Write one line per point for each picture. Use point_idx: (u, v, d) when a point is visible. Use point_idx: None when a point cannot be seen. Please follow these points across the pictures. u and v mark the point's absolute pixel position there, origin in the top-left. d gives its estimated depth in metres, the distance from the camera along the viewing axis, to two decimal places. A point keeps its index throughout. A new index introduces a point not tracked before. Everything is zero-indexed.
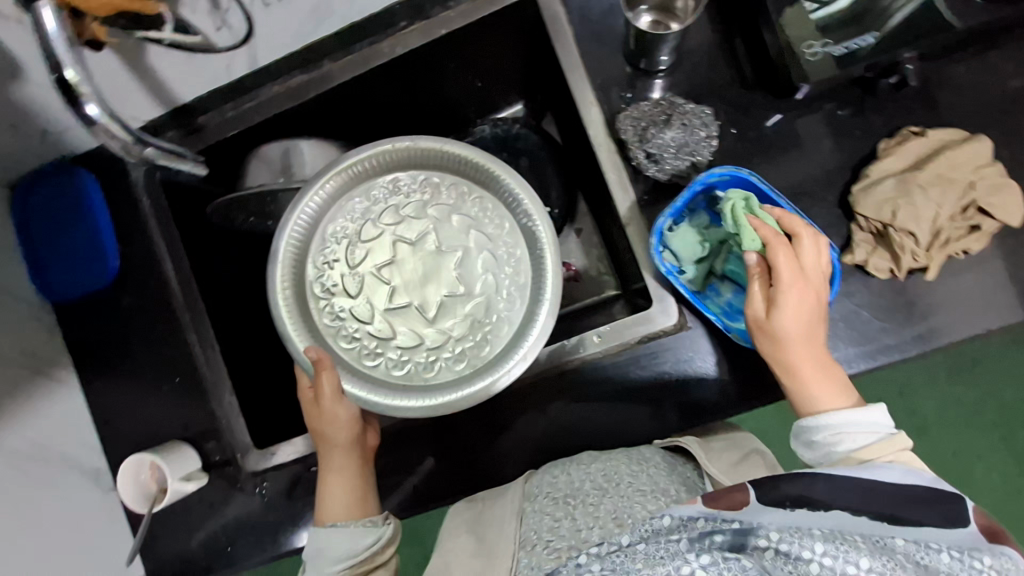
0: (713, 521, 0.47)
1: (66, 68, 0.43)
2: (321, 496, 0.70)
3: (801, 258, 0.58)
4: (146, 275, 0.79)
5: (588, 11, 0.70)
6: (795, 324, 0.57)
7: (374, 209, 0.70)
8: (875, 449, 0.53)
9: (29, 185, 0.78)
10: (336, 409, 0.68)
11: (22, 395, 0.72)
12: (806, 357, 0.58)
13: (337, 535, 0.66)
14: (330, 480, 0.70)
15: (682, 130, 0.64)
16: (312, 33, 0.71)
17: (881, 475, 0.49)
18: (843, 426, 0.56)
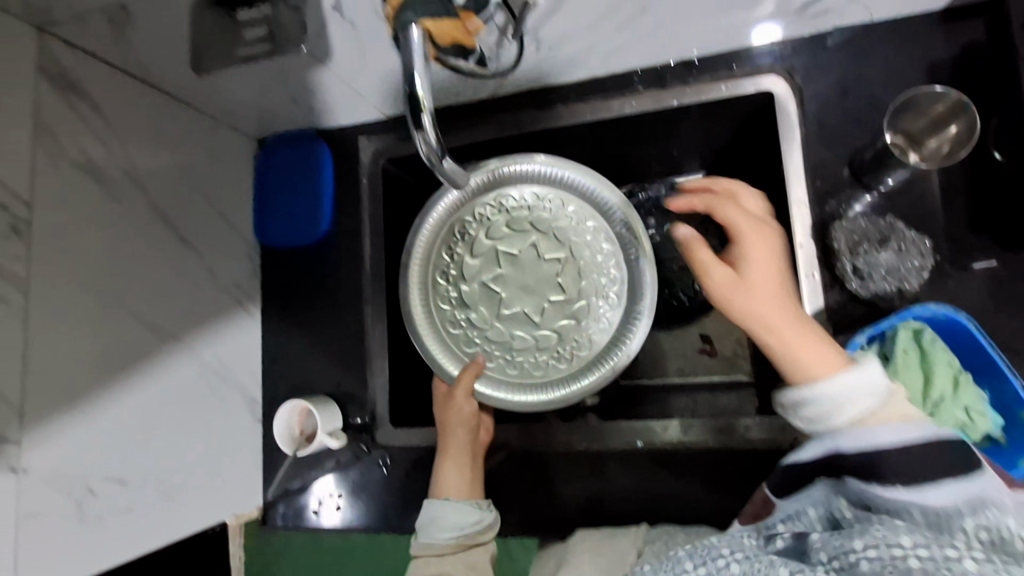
0: (773, 522, 0.51)
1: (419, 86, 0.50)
2: (437, 475, 0.75)
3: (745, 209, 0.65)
4: (346, 245, 0.89)
5: (822, 118, 0.72)
6: (760, 295, 0.56)
7: (498, 224, 0.74)
8: (862, 399, 0.50)
9: (281, 144, 0.90)
10: (463, 404, 0.74)
11: (223, 320, 0.83)
12: (783, 312, 0.55)
13: (448, 509, 0.72)
14: (447, 464, 0.75)
15: (896, 255, 0.64)
16: (559, 77, 0.77)
17: (900, 435, 0.48)
18: (839, 396, 0.50)
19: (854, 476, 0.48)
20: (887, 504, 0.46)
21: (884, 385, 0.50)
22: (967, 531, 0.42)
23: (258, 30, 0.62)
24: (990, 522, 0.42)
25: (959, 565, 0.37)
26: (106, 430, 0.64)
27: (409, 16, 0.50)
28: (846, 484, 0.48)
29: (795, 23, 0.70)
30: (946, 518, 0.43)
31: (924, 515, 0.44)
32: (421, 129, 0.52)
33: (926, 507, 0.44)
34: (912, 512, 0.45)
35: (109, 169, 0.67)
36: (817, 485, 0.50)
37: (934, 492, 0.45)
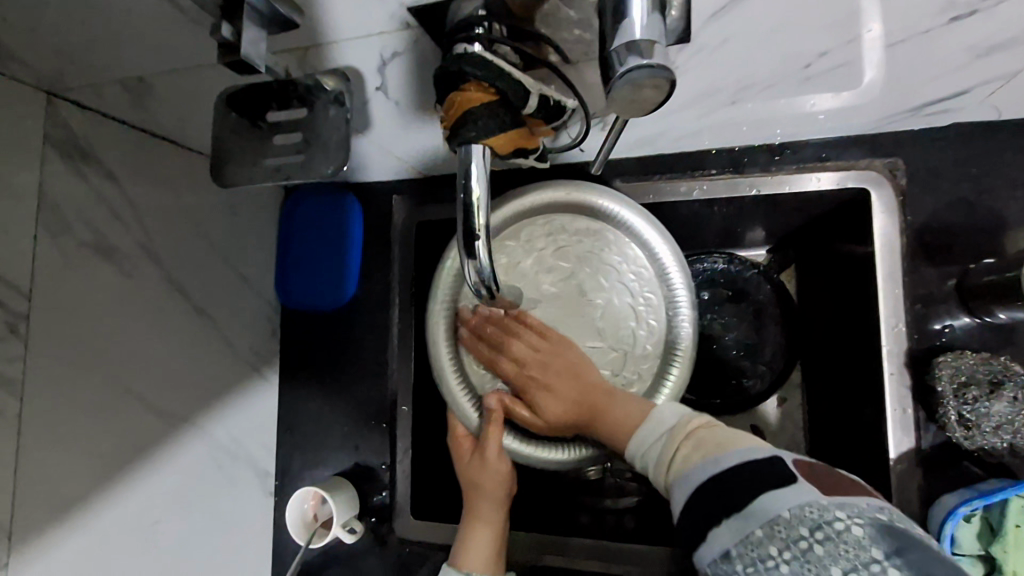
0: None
1: (474, 188, 0.42)
2: (462, 542, 0.65)
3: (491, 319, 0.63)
4: (375, 312, 0.83)
5: (924, 225, 0.64)
6: (556, 404, 0.60)
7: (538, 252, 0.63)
8: (676, 466, 0.50)
9: (307, 196, 0.83)
10: (495, 462, 0.62)
11: (237, 390, 0.77)
12: (586, 402, 0.59)
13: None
14: (476, 528, 0.65)
15: (1011, 406, 0.56)
16: (624, 153, 0.69)
17: (697, 481, 0.47)
18: (641, 446, 0.54)
19: (708, 528, 0.43)
20: (767, 524, 0.40)
21: (677, 422, 0.54)
22: (840, 533, 0.38)
23: (295, 137, 0.52)
24: (813, 510, 0.39)
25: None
26: (107, 537, 0.58)
27: (468, 131, 0.42)
28: (721, 558, 0.41)
29: (911, 120, 0.61)
30: (799, 532, 0.39)
31: (793, 513, 0.40)
32: (473, 256, 0.44)
33: (774, 526, 0.39)
34: (753, 500, 0.42)
35: (124, 245, 0.60)
36: (701, 550, 0.43)
37: (783, 496, 0.41)
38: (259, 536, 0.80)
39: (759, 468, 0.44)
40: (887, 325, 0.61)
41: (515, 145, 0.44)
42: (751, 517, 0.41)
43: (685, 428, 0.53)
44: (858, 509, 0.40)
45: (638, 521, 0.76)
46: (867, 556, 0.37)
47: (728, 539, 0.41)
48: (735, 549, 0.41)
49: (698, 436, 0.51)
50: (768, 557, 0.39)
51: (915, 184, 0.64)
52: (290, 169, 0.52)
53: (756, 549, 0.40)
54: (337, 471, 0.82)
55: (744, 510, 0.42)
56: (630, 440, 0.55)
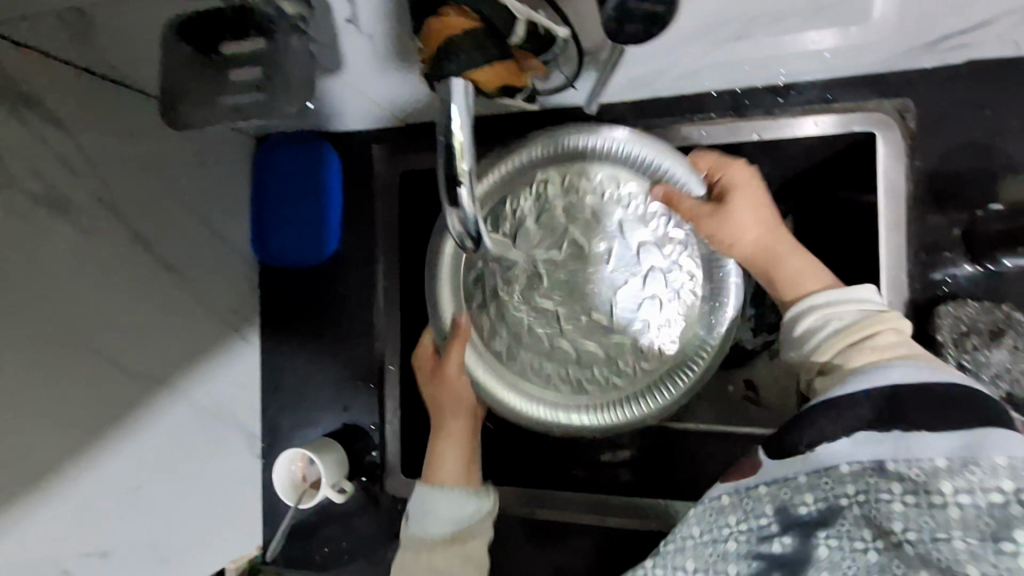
0: (755, 482, 0.43)
1: (455, 131, 0.38)
2: (431, 456, 0.64)
3: (735, 172, 0.56)
4: (359, 269, 0.80)
5: (933, 170, 0.61)
6: (740, 227, 0.54)
7: (541, 219, 0.61)
8: (861, 350, 0.45)
9: (278, 148, 0.79)
10: (457, 382, 0.62)
11: (216, 350, 0.74)
12: (773, 239, 0.54)
13: (444, 497, 0.61)
14: (443, 444, 0.64)
15: (1011, 354, 0.55)
16: (619, 96, 0.65)
17: (892, 378, 0.41)
18: (828, 308, 0.48)
19: (862, 431, 0.39)
20: (960, 460, 0.35)
21: (863, 313, 0.47)
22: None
23: (253, 74, 0.48)
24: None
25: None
26: (84, 503, 0.56)
27: (451, 64, 0.38)
28: (844, 463, 0.39)
29: (925, 58, 0.57)
30: (1001, 485, 0.34)
31: (1009, 463, 0.34)
32: (455, 204, 0.40)
33: (970, 464, 0.35)
34: (965, 426, 0.37)
35: (82, 198, 0.55)
36: (819, 448, 0.40)
37: (998, 440, 0.35)
38: (247, 498, 0.79)
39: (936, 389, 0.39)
40: (889, 275, 0.59)
41: (502, 83, 0.41)
42: (931, 438, 0.37)
43: (890, 316, 0.46)
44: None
45: (636, 473, 0.76)
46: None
47: (875, 451, 0.38)
48: (893, 462, 0.37)
49: (885, 328, 0.46)
50: (937, 490, 0.35)
51: (925, 126, 0.61)
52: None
53: (893, 475, 0.37)
54: (327, 431, 0.81)
55: (942, 432, 0.37)
56: (805, 299, 0.50)
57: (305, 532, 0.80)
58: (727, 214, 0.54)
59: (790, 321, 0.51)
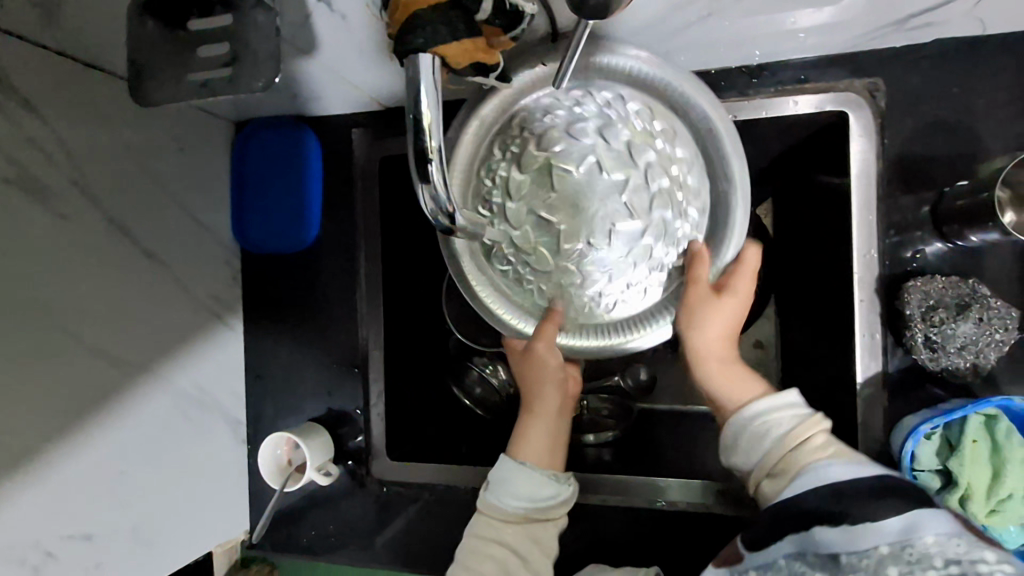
0: (747, 571, 0.49)
1: (424, 107, 0.38)
2: (517, 434, 0.64)
3: (742, 268, 0.56)
4: (340, 255, 0.80)
5: (902, 149, 0.62)
6: (719, 326, 0.55)
7: (534, 129, 0.53)
8: (799, 456, 0.51)
9: (260, 133, 0.79)
10: (547, 359, 0.59)
11: (198, 336, 0.74)
12: (722, 355, 0.58)
13: (525, 475, 0.61)
14: (531, 425, 0.64)
15: (975, 327, 0.56)
16: None
17: (825, 477, 0.48)
18: (770, 413, 0.53)
19: (806, 531, 0.45)
20: (896, 543, 0.41)
21: (797, 416, 0.53)
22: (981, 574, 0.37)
23: (220, 50, 0.47)
24: (961, 549, 0.39)
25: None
26: (65, 489, 0.56)
27: (417, 39, 0.38)
28: (803, 554, 0.45)
29: (894, 37, 0.58)
30: (933, 563, 0.39)
31: (937, 540, 0.40)
32: (425, 180, 0.40)
33: (905, 547, 0.40)
34: (895, 515, 0.42)
35: (57, 184, 0.55)
36: (788, 540, 0.46)
37: (929, 522, 0.41)
38: (231, 484, 0.79)
39: (888, 481, 0.45)
40: (859, 252, 0.60)
41: (470, 60, 0.41)
42: (875, 529, 0.42)
43: (814, 422, 0.52)
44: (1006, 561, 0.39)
45: (616, 454, 0.77)
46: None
47: (825, 544, 0.43)
48: (845, 554, 0.42)
49: (815, 435, 0.52)
50: (884, 574, 0.40)
51: (894, 105, 0.62)
52: (217, 84, 0.47)
53: (845, 569, 0.42)
54: (311, 417, 0.81)
55: (877, 521, 0.42)
56: (754, 408, 0.54)
57: (290, 517, 0.80)
58: (717, 306, 0.54)
59: (738, 421, 0.54)
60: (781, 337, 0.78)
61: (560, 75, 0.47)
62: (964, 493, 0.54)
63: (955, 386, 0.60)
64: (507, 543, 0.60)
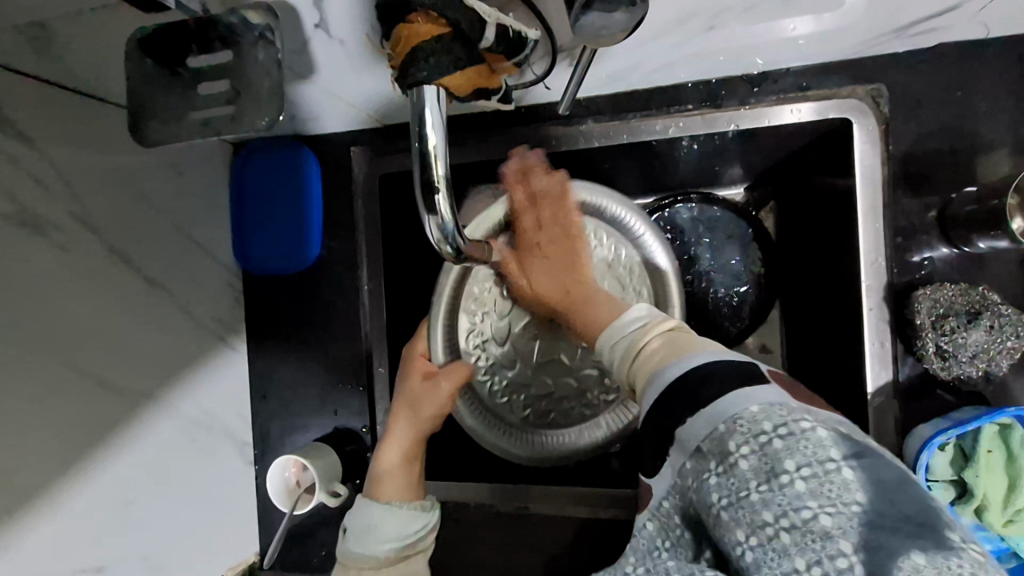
0: (661, 501, 0.45)
1: (430, 136, 0.38)
2: (377, 471, 0.63)
3: (538, 185, 0.62)
4: (342, 272, 0.80)
5: (907, 155, 0.62)
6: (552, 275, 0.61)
7: None
8: (650, 358, 0.48)
9: (257, 155, 0.79)
10: (427, 398, 0.62)
11: (202, 360, 0.74)
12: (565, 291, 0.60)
13: (390, 516, 0.61)
14: (389, 458, 0.63)
15: (986, 334, 0.56)
16: (595, 91, 0.65)
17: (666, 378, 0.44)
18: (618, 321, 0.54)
19: (677, 431, 0.42)
20: (730, 420, 0.39)
21: (647, 318, 0.52)
22: (803, 431, 0.37)
23: (220, 87, 0.48)
24: (783, 410, 0.38)
25: (817, 526, 0.34)
26: (77, 522, 0.56)
27: (420, 70, 0.37)
28: (681, 470, 0.42)
29: (897, 42, 0.57)
30: (763, 427, 0.38)
31: (761, 409, 0.39)
32: (431, 211, 0.40)
33: (737, 421, 0.39)
34: (720, 397, 0.40)
35: (56, 216, 0.54)
36: (673, 457, 0.43)
37: (755, 394, 0.40)
38: (241, 508, 0.79)
39: (740, 367, 0.42)
40: (868, 259, 0.60)
41: (474, 85, 0.41)
42: (712, 414, 0.40)
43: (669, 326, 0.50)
44: (822, 418, 0.39)
45: (624, 464, 0.77)
46: (824, 454, 0.35)
47: (698, 435, 0.40)
48: (706, 442, 0.40)
49: (678, 336, 0.49)
50: (729, 453, 0.38)
51: (898, 110, 0.62)
52: (218, 122, 0.48)
53: (701, 462, 0.40)
54: (318, 437, 0.81)
55: (710, 407, 0.40)
56: (601, 335, 0.54)
57: (300, 538, 0.80)
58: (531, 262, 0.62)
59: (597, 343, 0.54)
60: (786, 342, 0.77)
61: (568, 84, 0.50)
62: (980, 503, 0.55)
63: (966, 392, 0.60)
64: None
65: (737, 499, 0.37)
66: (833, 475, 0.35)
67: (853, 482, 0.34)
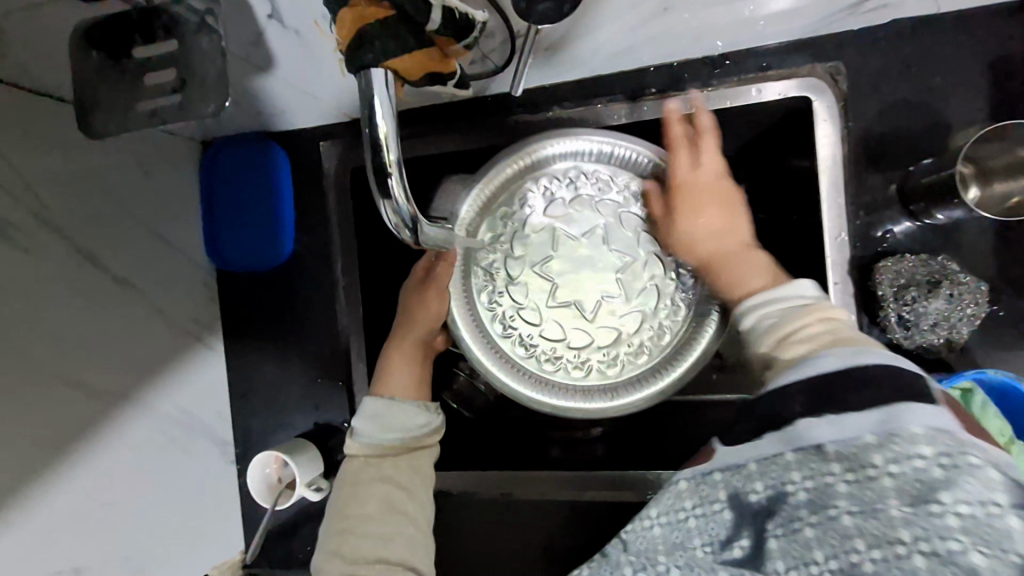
0: (713, 470, 0.44)
1: (380, 121, 0.38)
2: (383, 371, 0.65)
3: (705, 131, 0.60)
4: (317, 267, 0.80)
5: (866, 131, 0.63)
6: (703, 226, 0.58)
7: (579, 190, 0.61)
8: (796, 344, 0.47)
9: (224, 153, 0.79)
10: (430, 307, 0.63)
11: (178, 360, 0.74)
12: (737, 249, 0.57)
13: (393, 407, 0.62)
14: (396, 358, 0.65)
15: (947, 303, 0.57)
16: (556, 78, 0.65)
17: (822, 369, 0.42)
18: (772, 296, 0.52)
19: (801, 421, 0.40)
20: (884, 434, 0.36)
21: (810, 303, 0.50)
22: (969, 467, 0.33)
23: (169, 76, 0.47)
24: (946, 436, 0.34)
25: (963, 560, 0.30)
26: (52, 526, 0.55)
27: (366, 53, 0.37)
28: (784, 464, 0.39)
29: (851, 20, 0.58)
30: (921, 451, 0.34)
31: (925, 432, 0.35)
32: (387, 195, 0.40)
33: (893, 438, 0.35)
34: (875, 406, 0.37)
35: (20, 218, 0.54)
36: (766, 438, 0.42)
37: (919, 413, 0.36)
38: (224, 505, 0.79)
39: (901, 377, 0.39)
40: (830, 235, 0.60)
41: (423, 69, 0.41)
42: (861, 421, 0.37)
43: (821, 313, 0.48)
44: (990, 457, 0.34)
45: (607, 449, 0.77)
46: (986, 495, 0.31)
47: (830, 437, 0.38)
48: (843, 448, 0.37)
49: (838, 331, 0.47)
50: (871, 465, 0.35)
51: (857, 86, 0.63)
52: (168, 113, 0.47)
53: (823, 463, 0.37)
54: (300, 432, 0.81)
55: (865, 410, 0.38)
56: (749, 303, 0.53)
57: (285, 534, 0.80)
58: (704, 206, 0.58)
59: (738, 312, 0.53)
60: None
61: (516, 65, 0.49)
62: None
63: (931, 360, 0.61)
64: (391, 477, 0.60)
65: (871, 509, 0.34)
66: (990, 518, 0.31)
67: (1016, 533, 0.30)
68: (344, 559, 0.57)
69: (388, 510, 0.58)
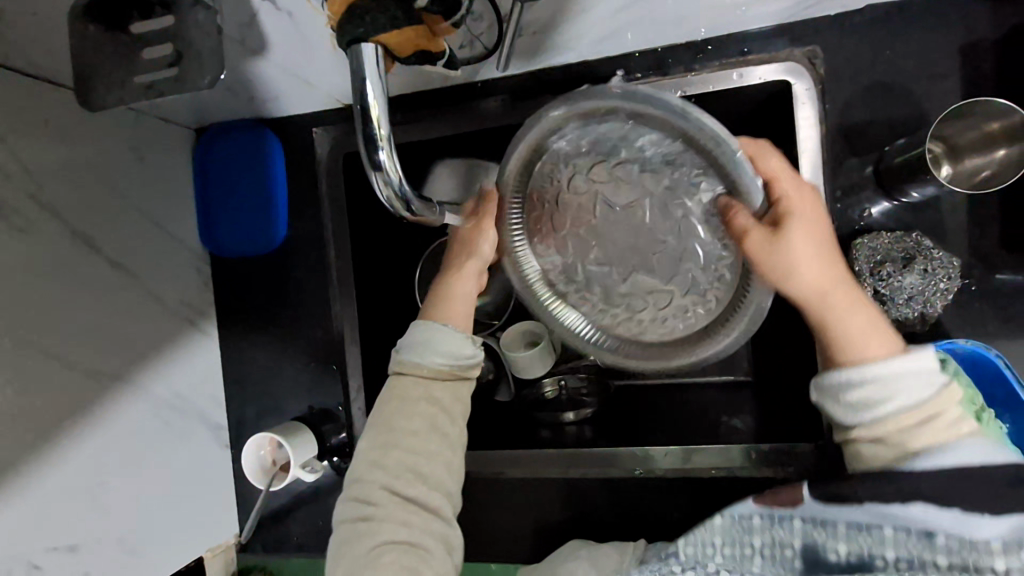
0: (789, 514, 0.50)
1: (371, 96, 0.40)
2: (436, 294, 0.61)
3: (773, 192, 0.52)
4: (310, 252, 0.81)
5: (843, 114, 0.65)
6: (800, 278, 0.50)
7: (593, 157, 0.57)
8: (919, 434, 0.46)
9: (218, 138, 0.80)
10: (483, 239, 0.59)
11: (172, 344, 0.75)
12: (836, 296, 0.50)
13: (448, 333, 0.59)
14: (450, 282, 0.61)
15: (921, 278, 0.59)
16: (543, 63, 0.66)
17: (954, 463, 0.44)
18: (894, 380, 0.47)
19: (920, 507, 0.44)
20: (1006, 545, 0.41)
21: (925, 378, 0.46)
22: None
23: (165, 49, 0.48)
24: None
25: None
26: (49, 501, 0.56)
27: (356, 27, 0.39)
28: (888, 541, 0.45)
29: (827, 5, 0.60)
30: None
31: None
32: (377, 167, 0.42)
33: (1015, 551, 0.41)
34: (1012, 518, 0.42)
35: (14, 199, 0.55)
36: (864, 509, 0.46)
37: None
38: (218, 487, 0.80)
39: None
40: None
41: (411, 46, 0.42)
42: (987, 529, 0.42)
43: (950, 395, 0.46)
44: None
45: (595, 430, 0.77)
46: None
47: (950, 530, 0.43)
48: (958, 544, 0.42)
49: (943, 411, 0.46)
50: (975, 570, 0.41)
51: (834, 71, 0.65)
52: (163, 86, 0.49)
53: (933, 553, 0.43)
54: (293, 416, 0.82)
55: (997, 520, 0.42)
56: (888, 385, 0.47)
57: (279, 517, 0.81)
58: (787, 251, 0.49)
59: (857, 394, 0.48)
60: None
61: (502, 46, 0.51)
62: None
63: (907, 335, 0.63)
64: (435, 399, 0.58)
65: None
66: None
67: None
68: (385, 471, 0.56)
69: (430, 429, 0.57)
